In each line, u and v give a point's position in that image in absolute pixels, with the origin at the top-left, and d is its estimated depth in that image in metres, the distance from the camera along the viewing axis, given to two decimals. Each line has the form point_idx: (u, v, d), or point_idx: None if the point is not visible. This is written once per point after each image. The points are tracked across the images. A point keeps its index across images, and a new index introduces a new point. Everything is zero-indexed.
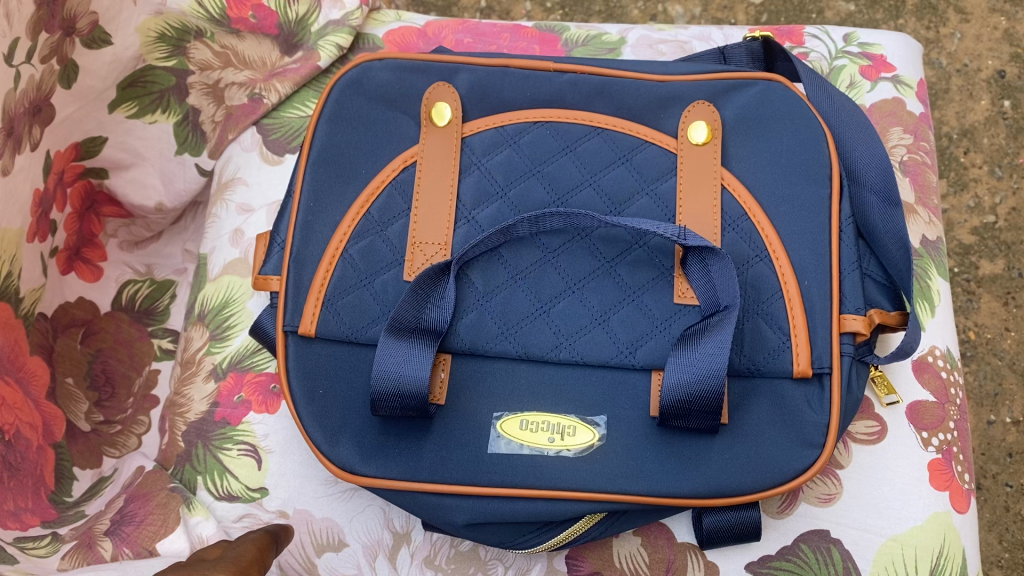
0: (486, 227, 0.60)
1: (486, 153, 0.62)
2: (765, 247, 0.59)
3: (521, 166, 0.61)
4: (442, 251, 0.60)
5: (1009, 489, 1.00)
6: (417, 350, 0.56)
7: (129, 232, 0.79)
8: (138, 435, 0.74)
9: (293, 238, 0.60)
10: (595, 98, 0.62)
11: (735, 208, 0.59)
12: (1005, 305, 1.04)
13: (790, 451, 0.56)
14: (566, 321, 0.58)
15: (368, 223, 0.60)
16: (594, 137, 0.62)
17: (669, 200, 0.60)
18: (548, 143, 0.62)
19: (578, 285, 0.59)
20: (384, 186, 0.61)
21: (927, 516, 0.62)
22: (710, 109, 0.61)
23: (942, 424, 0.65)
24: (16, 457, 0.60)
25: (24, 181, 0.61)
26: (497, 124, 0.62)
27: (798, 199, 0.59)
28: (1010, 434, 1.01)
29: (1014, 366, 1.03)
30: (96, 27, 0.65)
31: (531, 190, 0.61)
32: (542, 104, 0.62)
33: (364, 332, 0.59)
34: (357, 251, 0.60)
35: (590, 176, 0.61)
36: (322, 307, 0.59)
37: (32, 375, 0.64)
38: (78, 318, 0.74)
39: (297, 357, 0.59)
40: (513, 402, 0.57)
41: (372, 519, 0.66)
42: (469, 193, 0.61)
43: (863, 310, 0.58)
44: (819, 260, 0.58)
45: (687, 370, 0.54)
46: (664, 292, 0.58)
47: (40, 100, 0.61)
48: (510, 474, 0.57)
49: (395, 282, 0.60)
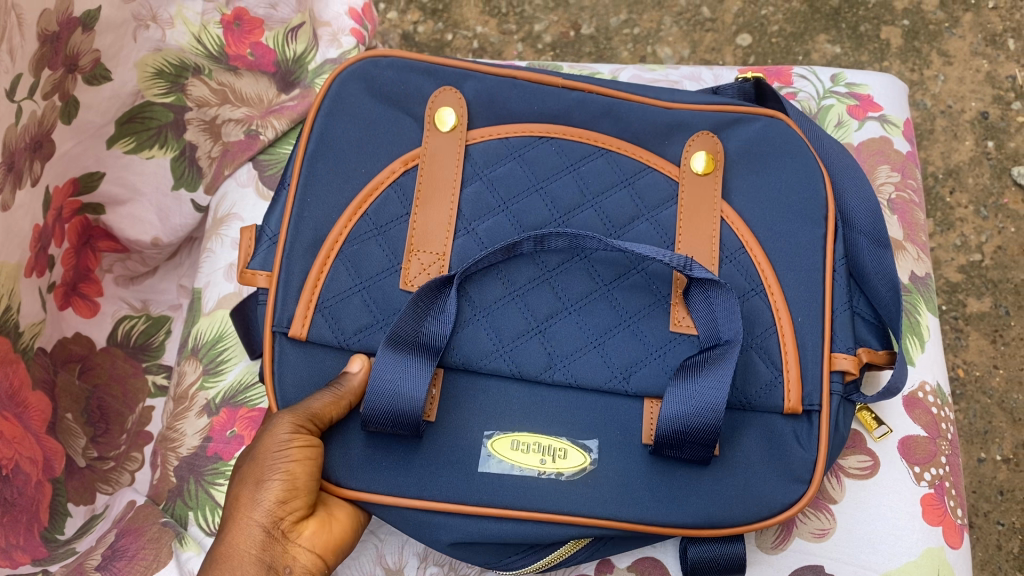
0: (485, 240, 0.60)
1: (489, 165, 0.61)
2: (761, 281, 0.59)
3: (523, 180, 0.61)
4: (440, 263, 0.59)
5: (1001, 528, 0.99)
6: (412, 366, 0.55)
7: (125, 266, 0.78)
8: (130, 471, 0.73)
9: (287, 234, 0.59)
10: (601, 118, 0.62)
11: (733, 241, 0.60)
12: (994, 343, 1.05)
13: (778, 487, 0.57)
14: (560, 341, 0.58)
15: (367, 226, 0.59)
16: (598, 157, 0.62)
17: (670, 226, 0.61)
18: (553, 157, 0.62)
19: (574, 307, 0.59)
20: (383, 187, 0.60)
21: (922, 551, 0.62)
22: (713, 139, 0.62)
23: (934, 459, 0.66)
24: (11, 493, 0.60)
25: (24, 216, 0.62)
26: (502, 135, 0.62)
27: (794, 236, 0.60)
28: (1000, 472, 1.01)
29: (1003, 404, 1.03)
30: (98, 63, 0.66)
31: (532, 207, 0.61)
32: (547, 119, 0.62)
33: (354, 340, 0.58)
34: (352, 252, 0.59)
35: (591, 195, 0.61)
36: (314, 311, 0.58)
37: (32, 410, 0.65)
38: (75, 352, 0.74)
39: (282, 355, 0.58)
40: (501, 420, 0.57)
41: (364, 556, 0.66)
42: (470, 205, 0.60)
43: (852, 349, 0.59)
44: (811, 298, 0.59)
45: (685, 402, 0.54)
46: (659, 319, 0.59)
47: (41, 135, 0.62)
48: (499, 494, 0.56)
49: (390, 288, 0.59)
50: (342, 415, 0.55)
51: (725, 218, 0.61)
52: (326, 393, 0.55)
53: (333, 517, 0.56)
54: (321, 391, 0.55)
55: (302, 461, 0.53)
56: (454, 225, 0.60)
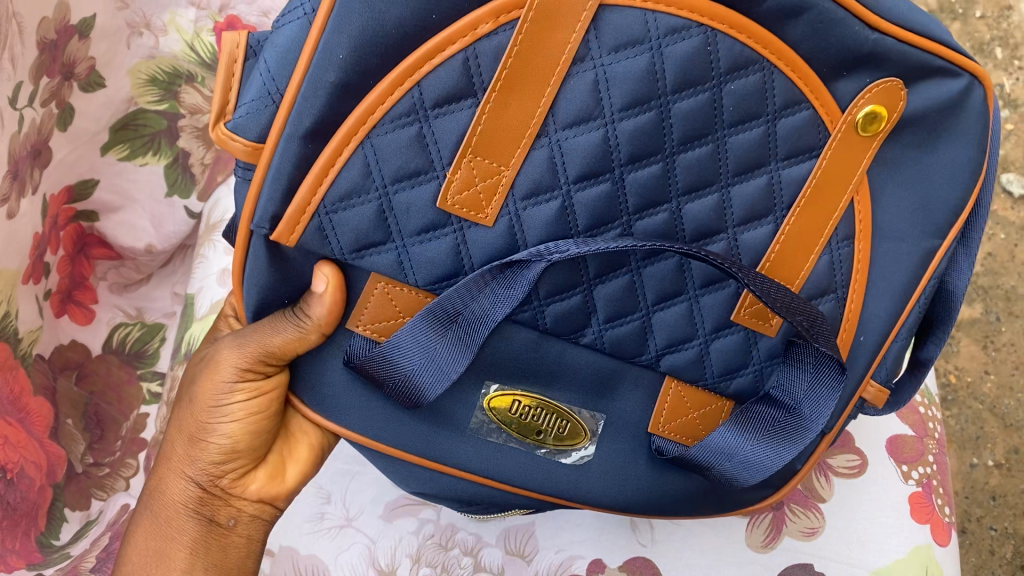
0: (567, 156, 0.45)
1: (614, 53, 0.43)
2: (850, 280, 0.52)
3: (649, 82, 0.44)
4: (490, 186, 0.45)
5: (993, 533, 1.02)
6: (441, 343, 0.46)
7: (120, 273, 0.77)
8: (125, 477, 0.73)
9: (298, 83, 0.41)
10: (785, 22, 0.44)
11: (846, 228, 0.51)
12: (984, 349, 1.05)
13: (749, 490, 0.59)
14: (610, 297, 0.49)
15: (413, 104, 0.42)
16: (753, 72, 0.45)
17: (791, 182, 0.49)
18: (697, 60, 0.44)
19: (638, 267, 0.49)
20: (453, 51, 0.42)
21: (909, 550, 0.64)
22: (899, 95, 0.47)
23: (922, 458, 0.68)
24: (15, 497, 0.62)
25: (28, 224, 0.63)
26: (647, 16, 0.43)
27: (897, 234, 0.52)
28: (992, 477, 1.03)
29: (994, 409, 1.04)
30: (94, 70, 0.67)
31: (647, 122, 0.45)
32: (711, 9, 0.43)
33: (362, 257, 0.45)
34: (381, 147, 0.43)
35: (722, 124, 0.46)
36: (311, 220, 0.44)
37: (36, 416, 0.65)
38: (72, 360, 0.72)
39: (254, 257, 0.46)
40: (510, 377, 0.51)
41: (357, 558, 0.66)
42: (567, 107, 0.44)
43: (887, 378, 0.56)
44: (885, 318, 0.53)
45: (728, 460, 0.52)
46: (727, 298, 0.51)
47: (40, 143, 0.63)
48: (485, 463, 0.53)
49: (420, 201, 0.45)
50: (307, 348, 0.49)
51: (854, 199, 0.50)
52: (290, 329, 0.48)
53: (289, 452, 0.60)
54: (286, 322, 0.48)
55: (245, 434, 0.55)
56: (537, 129, 0.44)
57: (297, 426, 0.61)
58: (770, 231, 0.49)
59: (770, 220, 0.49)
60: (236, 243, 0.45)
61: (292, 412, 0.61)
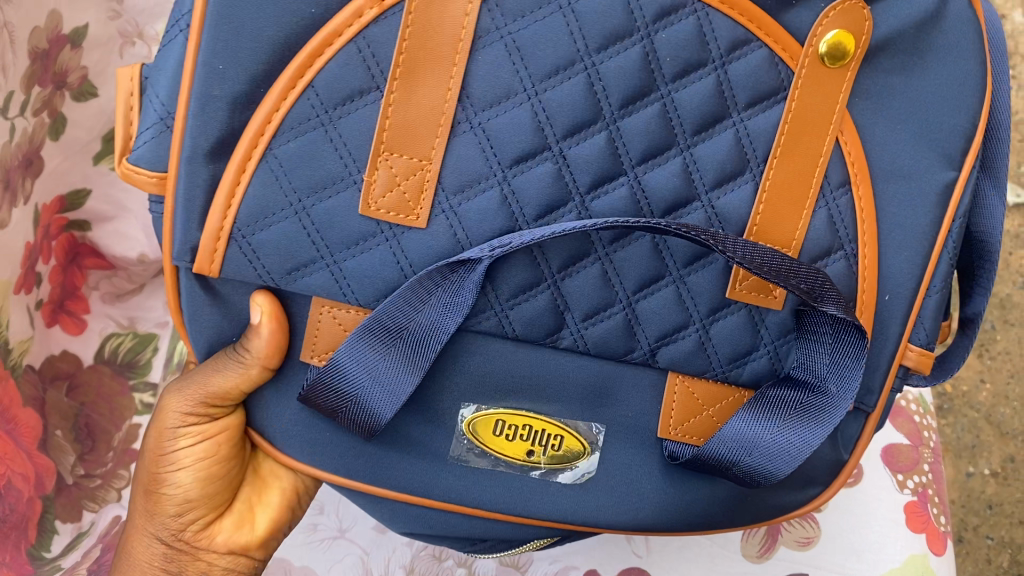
0: (490, 137, 0.46)
1: (517, 20, 0.45)
2: (857, 232, 0.50)
3: (565, 49, 0.45)
4: (427, 175, 0.46)
5: (989, 542, 1.02)
6: (387, 360, 0.47)
7: (112, 283, 0.76)
8: (117, 489, 0.73)
9: (184, 108, 0.44)
10: None
11: (840, 174, 0.49)
12: (980, 357, 1.04)
13: (789, 489, 0.56)
14: (577, 299, 0.49)
15: (311, 107, 0.45)
16: (687, 16, 0.46)
17: (761, 137, 0.48)
18: (614, 12, 0.45)
19: (606, 253, 0.49)
20: (343, 38, 0.44)
21: (905, 559, 0.65)
22: (862, 14, 0.47)
23: (917, 467, 0.69)
24: (4, 509, 0.62)
25: (18, 234, 0.63)
26: None
27: (909, 175, 0.50)
28: (989, 486, 1.02)
29: (990, 418, 1.04)
30: (86, 80, 0.68)
31: (572, 91, 0.46)
32: None
33: (288, 281, 0.47)
34: (290, 151, 0.45)
35: (662, 80, 0.47)
36: (227, 243, 0.45)
37: (25, 427, 0.65)
38: (62, 371, 0.72)
39: (187, 291, 0.47)
40: (487, 395, 0.50)
41: (350, 568, 0.66)
42: (479, 85, 0.45)
43: (928, 343, 0.53)
44: (907, 270, 0.51)
45: (752, 450, 0.49)
46: (716, 275, 0.50)
47: (32, 152, 0.63)
48: (481, 486, 0.53)
49: (341, 210, 0.46)
50: (251, 387, 0.50)
51: (839, 137, 0.49)
52: (229, 372, 0.49)
53: (259, 497, 0.60)
54: (225, 364, 0.49)
55: (198, 482, 0.55)
56: (454, 114, 0.45)
57: (266, 468, 0.61)
58: (751, 189, 0.49)
59: (748, 177, 0.49)
60: (167, 283, 0.47)
61: (262, 455, 0.61)
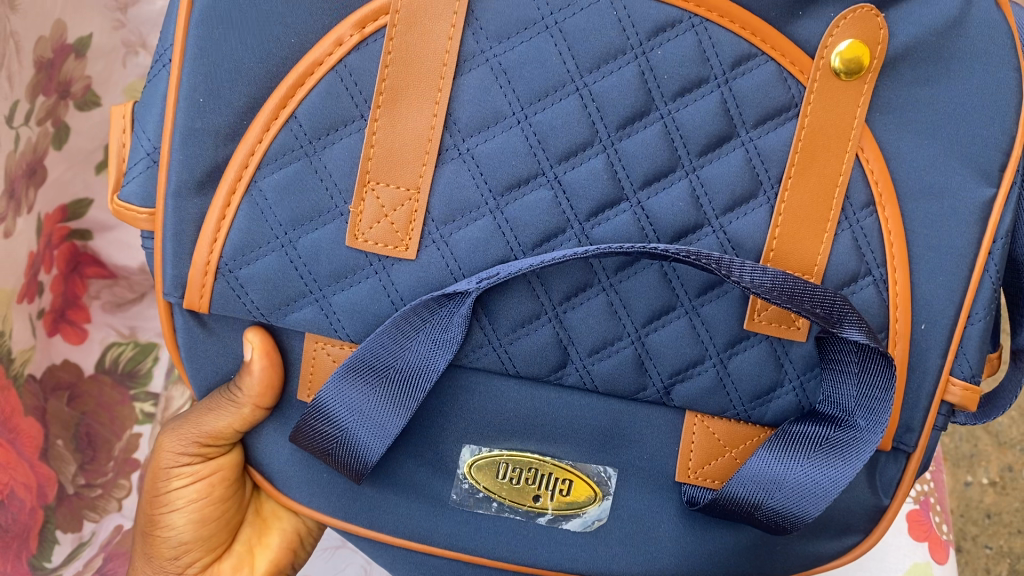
0: (479, 167, 0.46)
1: (502, 43, 0.45)
2: (885, 256, 0.47)
3: (554, 69, 0.45)
4: (413, 205, 0.46)
5: (989, 551, 1.01)
6: (375, 398, 0.46)
7: (114, 292, 0.74)
8: (118, 499, 0.72)
9: (168, 138, 0.45)
10: None
11: (863, 193, 0.47)
12: None
13: (826, 537, 0.53)
14: (581, 334, 0.48)
15: (294, 137, 0.45)
16: (687, 29, 0.45)
17: (773, 156, 0.46)
18: (608, 28, 0.45)
19: (611, 283, 0.48)
20: (323, 68, 0.45)
21: (908, 567, 0.65)
22: (878, 23, 0.45)
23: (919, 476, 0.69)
24: (5, 518, 0.62)
25: (25, 242, 0.64)
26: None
27: (944, 194, 0.47)
28: (987, 496, 1.02)
29: (988, 427, 1.03)
30: (90, 89, 0.68)
31: (562, 112, 0.45)
32: None
33: (281, 317, 0.47)
34: (272, 185, 0.46)
35: (661, 98, 0.46)
36: (214, 277, 0.46)
37: (25, 436, 0.65)
38: (64, 380, 0.71)
39: (182, 326, 0.48)
40: (489, 437, 0.50)
41: None
42: (466, 111, 0.45)
43: (977, 376, 0.49)
44: (946, 297, 0.48)
45: (778, 489, 0.47)
46: (734, 306, 0.48)
47: (35, 162, 0.64)
48: (489, 530, 0.52)
49: (325, 243, 0.46)
50: (245, 427, 0.50)
51: (861, 154, 0.46)
52: (224, 415, 0.49)
53: (259, 539, 0.59)
54: (219, 408, 0.50)
55: (192, 524, 0.55)
56: (440, 141, 0.45)
57: (270, 510, 0.61)
58: (766, 212, 0.47)
59: (763, 201, 0.47)
60: (161, 320, 0.48)
61: (264, 496, 0.61)
